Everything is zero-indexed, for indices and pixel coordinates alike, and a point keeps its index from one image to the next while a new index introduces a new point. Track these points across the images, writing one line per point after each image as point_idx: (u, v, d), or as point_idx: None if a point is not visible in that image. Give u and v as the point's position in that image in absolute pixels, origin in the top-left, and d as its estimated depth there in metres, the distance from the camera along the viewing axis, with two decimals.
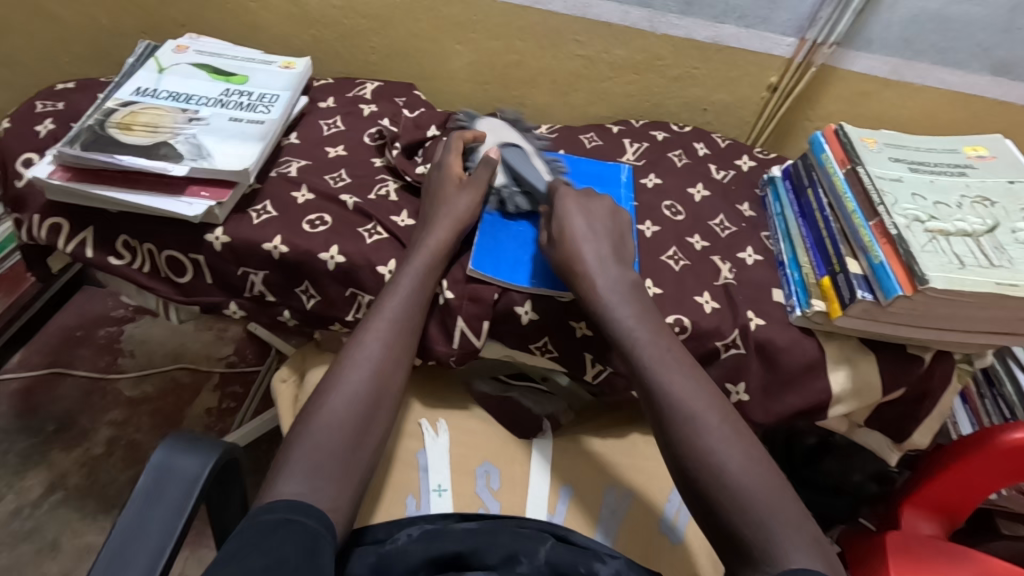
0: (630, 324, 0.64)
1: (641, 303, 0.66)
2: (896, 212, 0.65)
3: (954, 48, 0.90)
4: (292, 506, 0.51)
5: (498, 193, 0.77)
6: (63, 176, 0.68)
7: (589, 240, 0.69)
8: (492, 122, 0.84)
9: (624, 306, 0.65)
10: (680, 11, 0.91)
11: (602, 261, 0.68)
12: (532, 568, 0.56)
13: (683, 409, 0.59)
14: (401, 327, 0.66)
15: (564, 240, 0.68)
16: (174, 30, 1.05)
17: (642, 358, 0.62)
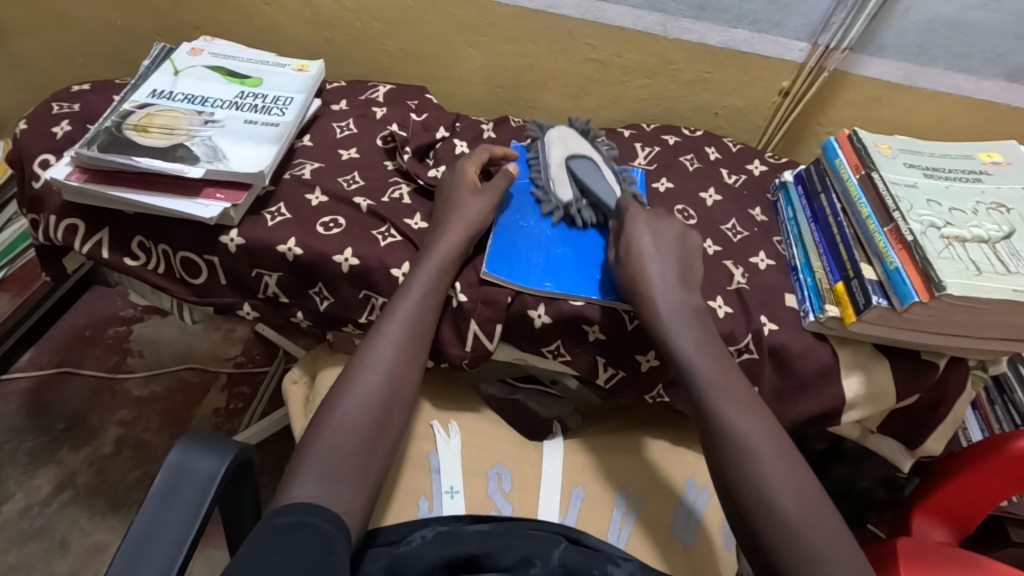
0: (689, 350, 0.64)
1: (702, 331, 0.66)
2: (911, 218, 0.65)
3: (968, 54, 0.90)
4: (307, 508, 0.51)
5: (566, 207, 0.78)
6: (80, 177, 0.69)
7: (656, 261, 0.69)
8: (562, 136, 0.85)
9: (686, 336, 0.65)
10: (693, 15, 0.91)
11: (667, 285, 0.68)
12: (546, 571, 0.56)
13: (739, 441, 0.59)
14: (418, 329, 0.66)
15: (632, 261, 0.68)
16: (187, 32, 1.06)
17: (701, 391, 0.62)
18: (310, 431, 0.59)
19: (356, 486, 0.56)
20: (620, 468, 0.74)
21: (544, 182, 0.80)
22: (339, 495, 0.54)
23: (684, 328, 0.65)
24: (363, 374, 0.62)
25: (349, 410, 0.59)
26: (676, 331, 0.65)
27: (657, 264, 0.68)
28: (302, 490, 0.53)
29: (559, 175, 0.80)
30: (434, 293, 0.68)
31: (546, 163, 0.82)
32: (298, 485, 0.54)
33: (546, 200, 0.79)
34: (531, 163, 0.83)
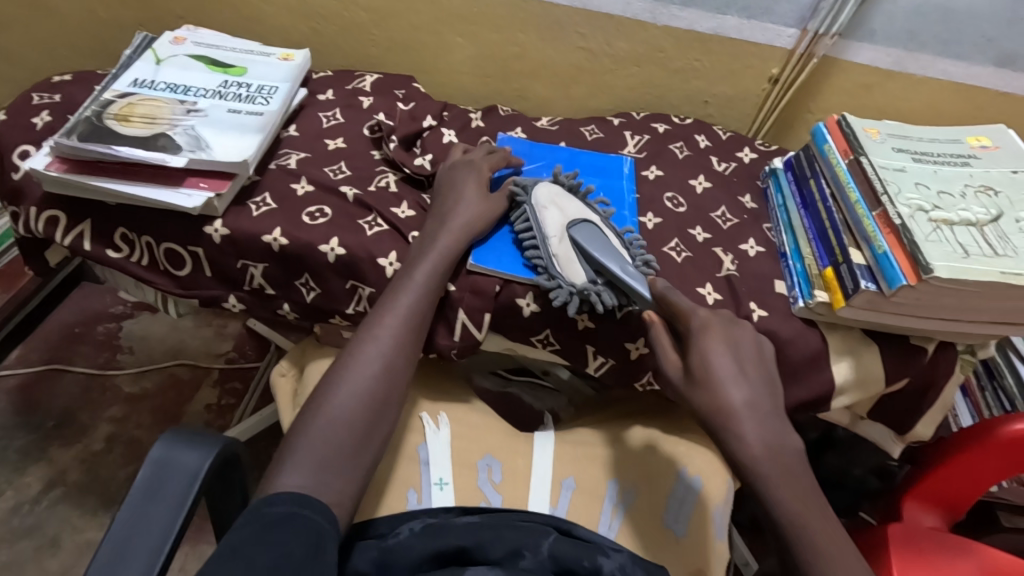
0: (788, 501, 0.56)
1: (795, 471, 0.58)
2: (899, 202, 0.65)
3: (957, 40, 0.89)
4: (298, 499, 0.51)
5: (582, 293, 0.67)
6: (60, 167, 0.68)
7: (739, 386, 0.60)
8: (552, 196, 0.73)
9: (779, 479, 0.57)
10: (682, 2, 0.91)
11: (754, 417, 0.59)
12: (536, 562, 0.55)
13: None
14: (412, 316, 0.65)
15: (711, 386, 0.60)
16: (171, 23, 1.05)
17: (802, 548, 0.55)
18: (300, 419, 0.58)
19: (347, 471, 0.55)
20: (611, 457, 0.74)
21: (547, 263, 0.69)
22: (327, 482, 0.54)
23: (778, 469, 0.57)
24: (354, 361, 0.62)
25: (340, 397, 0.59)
26: (768, 474, 0.57)
27: (739, 388, 0.60)
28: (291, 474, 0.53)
29: (563, 251, 0.69)
30: (424, 278, 0.67)
31: (544, 235, 0.70)
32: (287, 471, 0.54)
33: (555, 288, 0.68)
34: (525, 236, 0.72)
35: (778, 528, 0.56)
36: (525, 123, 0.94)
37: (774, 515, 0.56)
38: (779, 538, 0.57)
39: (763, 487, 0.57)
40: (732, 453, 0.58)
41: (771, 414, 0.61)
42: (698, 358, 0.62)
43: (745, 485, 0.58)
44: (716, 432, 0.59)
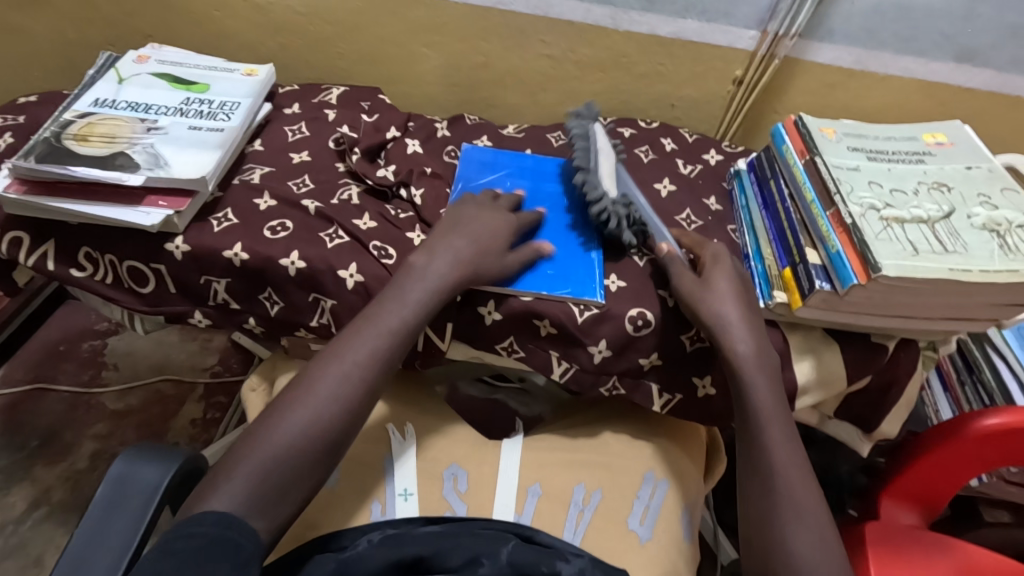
0: (764, 398, 0.62)
1: (774, 373, 0.65)
2: (851, 201, 0.66)
3: (916, 37, 0.90)
4: (228, 521, 0.50)
5: (615, 208, 0.73)
6: (18, 189, 0.68)
7: (735, 297, 0.66)
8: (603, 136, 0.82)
9: (762, 376, 0.63)
10: (642, 7, 0.91)
11: (748, 321, 0.66)
12: (493, 569, 0.55)
13: (790, 499, 0.58)
14: (395, 307, 0.64)
15: (716, 292, 0.66)
16: (140, 41, 1.05)
17: (764, 434, 0.61)
18: (251, 427, 0.57)
19: (296, 480, 0.55)
20: (576, 459, 0.74)
21: (595, 171, 0.75)
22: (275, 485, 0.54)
23: (762, 372, 0.63)
24: (324, 358, 0.61)
25: (294, 403, 0.58)
26: (752, 369, 0.63)
27: (738, 298, 0.67)
28: (232, 482, 0.53)
29: (605, 170, 0.76)
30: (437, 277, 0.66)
31: (595, 150, 0.77)
32: (228, 480, 0.53)
33: (592, 186, 0.73)
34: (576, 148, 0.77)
35: (748, 417, 0.63)
36: (491, 131, 0.94)
37: (747, 406, 0.63)
38: (745, 431, 0.63)
39: (745, 380, 0.63)
40: (726, 349, 0.64)
41: (763, 331, 0.66)
42: (708, 272, 0.69)
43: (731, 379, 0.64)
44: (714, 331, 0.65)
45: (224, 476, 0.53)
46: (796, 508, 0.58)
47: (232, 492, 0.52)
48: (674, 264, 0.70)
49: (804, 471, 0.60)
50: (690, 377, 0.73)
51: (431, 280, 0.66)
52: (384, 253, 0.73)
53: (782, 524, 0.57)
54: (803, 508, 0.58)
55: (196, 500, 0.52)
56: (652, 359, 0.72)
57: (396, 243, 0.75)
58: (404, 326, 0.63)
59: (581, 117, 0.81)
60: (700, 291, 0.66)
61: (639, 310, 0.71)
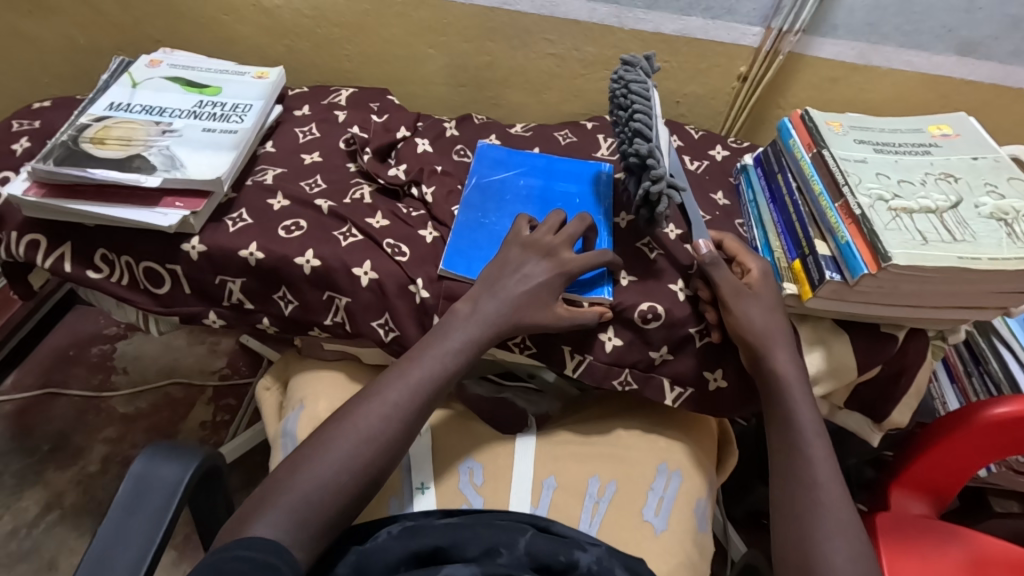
0: (804, 416, 0.64)
1: (811, 393, 0.66)
2: (859, 192, 0.67)
3: (918, 31, 0.91)
4: (272, 546, 0.50)
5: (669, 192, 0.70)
6: (38, 192, 0.69)
7: (776, 314, 0.67)
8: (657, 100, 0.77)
9: (803, 395, 0.65)
10: (647, 5, 0.92)
11: (789, 340, 0.67)
12: (512, 559, 0.56)
13: (828, 513, 0.58)
14: (443, 327, 0.66)
15: (767, 310, 0.67)
16: (150, 47, 1.07)
17: (803, 450, 0.62)
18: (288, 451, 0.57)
19: (348, 507, 0.56)
20: (590, 451, 0.75)
21: (654, 141, 0.70)
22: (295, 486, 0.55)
23: (801, 390, 0.65)
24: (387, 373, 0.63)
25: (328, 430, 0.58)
26: (793, 387, 0.65)
27: (783, 316, 0.67)
28: (274, 510, 0.53)
29: (661, 142, 0.72)
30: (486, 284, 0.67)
31: (655, 116, 0.72)
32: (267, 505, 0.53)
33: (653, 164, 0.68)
34: (637, 108, 0.71)
35: (789, 433, 0.64)
36: (499, 130, 0.95)
37: (787, 419, 0.64)
38: (782, 446, 0.64)
39: (788, 396, 0.65)
40: (773, 365, 0.65)
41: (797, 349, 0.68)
42: (758, 287, 0.68)
43: (768, 396, 0.66)
44: (756, 347, 0.66)
45: (269, 505, 0.54)
46: (837, 522, 0.58)
47: (277, 520, 0.53)
48: (720, 272, 0.68)
49: (841, 487, 0.61)
50: (700, 372, 0.74)
51: (470, 312, 0.66)
52: (397, 250, 0.74)
53: (823, 535, 0.57)
54: (844, 520, 0.58)
55: (241, 526, 0.53)
56: (663, 352, 0.73)
57: (407, 240, 0.76)
58: (435, 357, 0.64)
59: (643, 67, 0.76)
60: (745, 303, 0.67)
61: (650, 304, 0.72)
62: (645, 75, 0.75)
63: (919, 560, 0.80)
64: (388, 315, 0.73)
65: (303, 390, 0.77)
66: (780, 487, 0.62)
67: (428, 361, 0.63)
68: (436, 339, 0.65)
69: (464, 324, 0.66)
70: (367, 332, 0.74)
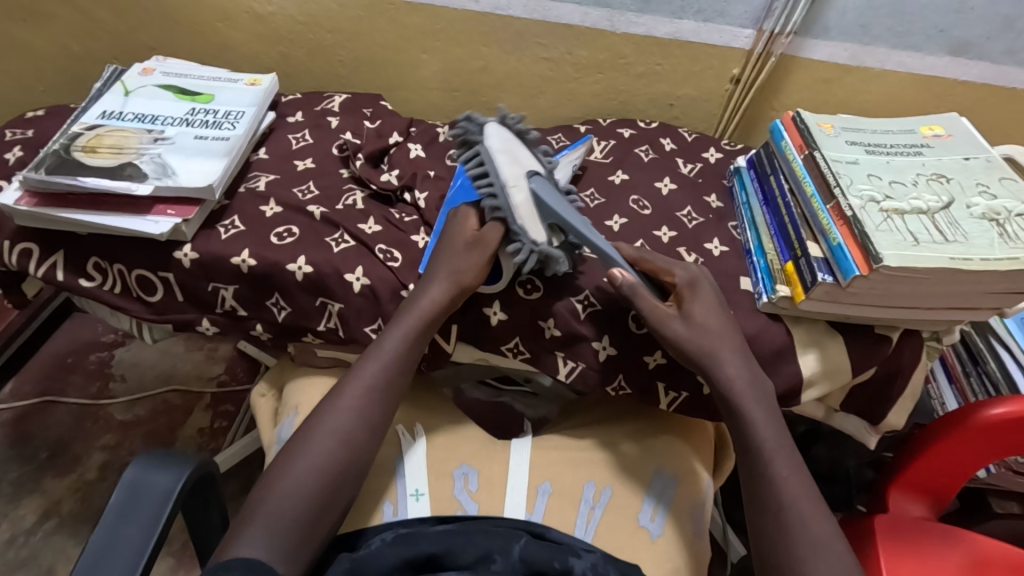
0: (760, 429, 0.64)
1: (766, 400, 0.66)
2: (851, 193, 0.66)
3: (910, 32, 0.91)
4: (252, 565, 0.49)
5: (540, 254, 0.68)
6: (29, 201, 0.69)
7: (718, 331, 0.66)
8: (506, 143, 0.73)
9: (757, 408, 0.64)
10: (638, 9, 0.93)
11: (738, 357, 0.66)
12: (507, 565, 0.56)
13: (801, 525, 0.58)
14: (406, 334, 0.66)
15: (707, 329, 0.66)
16: (145, 55, 1.07)
17: (764, 468, 0.62)
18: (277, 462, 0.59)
19: (323, 512, 0.58)
20: (587, 457, 0.74)
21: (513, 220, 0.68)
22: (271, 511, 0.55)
23: (754, 400, 0.65)
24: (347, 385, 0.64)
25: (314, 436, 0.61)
26: (747, 401, 0.64)
27: (727, 329, 0.67)
28: (254, 530, 0.54)
29: (521, 202, 0.69)
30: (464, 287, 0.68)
31: (502, 182, 0.70)
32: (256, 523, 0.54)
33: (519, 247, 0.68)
34: (484, 188, 0.70)
35: (748, 446, 0.64)
36: None
37: (745, 433, 0.64)
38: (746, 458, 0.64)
39: (743, 411, 0.64)
40: (723, 384, 0.65)
41: (749, 357, 0.67)
42: (688, 305, 0.67)
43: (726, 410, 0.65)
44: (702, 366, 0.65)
45: (245, 525, 0.55)
46: (810, 533, 0.58)
47: (258, 539, 0.53)
48: (644, 300, 0.66)
49: (810, 494, 0.61)
50: (694, 377, 0.73)
51: (422, 306, 0.67)
52: (389, 256, 0.74)
53: (799, 553, 0.57)
54: (818, 537, 0.57)
55: (225, 547, 0.54)
56: (657, 357, 0.72)
57: (400, 245, 0.76)
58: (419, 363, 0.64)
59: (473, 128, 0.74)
60: (684, 324, 0.66)
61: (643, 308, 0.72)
62: (476, 139, 0.73)
63: (920, 563, 0.80)
64: (381, 320, 0.73)
65: (297, 397, 0.77)
66: (752, 507, 0.62)
67: (390, 359, 0.66)
68: (394, 335, 0.66)
69: (418, 321, 0.67)
70: (360, 337, 0.73)
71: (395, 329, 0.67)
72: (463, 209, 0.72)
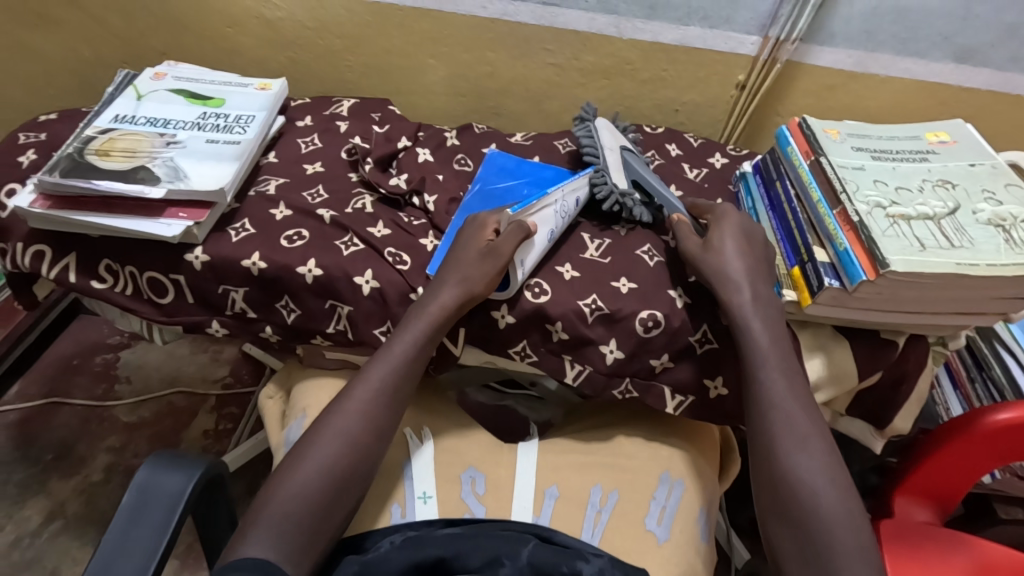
0: (764, 340, 0.64)
1: (774, 318, 0.66)
2: (857, 199, 0.67)
3: (915, 39, 0.92)
4: (261, 565, 0.49)
5: (622, 199, 0.80)
6: (43, 204, 0.70)
7: (730, 250, 0.69)
8: (609, 126, 0.89)
9: (762, 323, 0.65)
10: (645, 15, 0.93)
11: (750, 276, 0.67)
12: (514, 570, 0.56)
13: (794, 436, 0.60)
14: (420, 335, 0.67)
15: (720, 252, 0.68)
16: (155, 60, 1.08)
17: (759, 375, 0.63)
18: (288, 463, 0.60)
19: (328, 515, 0.58)
20: (592, 461, 0.75)
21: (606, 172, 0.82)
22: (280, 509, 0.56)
23: (761, 314, 0.65)
24: (358, 384, 0.65)
25: (322, 438, 0.61)
26: (751, 315, 0.65)
27: (743, 253, 0.69)
28: (259, 531, 0.55)
29: (614, 160, 0.83)
30: (473, 292, 0.68)
31: (600, 146, 0.84)
32: (261, 528, 0.55)
33: (601, 187, 0.81)
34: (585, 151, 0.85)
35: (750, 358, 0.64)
36: (499, 139, 0.96)
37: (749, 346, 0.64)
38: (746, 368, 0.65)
39: (748, 325, 0.65)
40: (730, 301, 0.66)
41: (761, 274, 0.68)
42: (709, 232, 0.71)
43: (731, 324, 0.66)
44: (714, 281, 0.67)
45: (252, 527, 0.55)
46: (804, 448, 0.60)
47: (265, 540, 0.54)
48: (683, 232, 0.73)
49: (807, 410, 0.62)
50: (701, 380, 0.74)
51: (432, 312, 0.68)
52: (399, 259, 0.75)
53: (784, 451, 0.60)
54: (806, 440, 0.60)
55: (232, 549, 0.54)
56: (663, 360, 0.73)
57: (409, 249, 0.77)
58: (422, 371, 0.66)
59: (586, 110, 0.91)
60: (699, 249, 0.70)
61: (650, 312, 0.72)
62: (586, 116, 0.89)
63: (927, 566, 0.80)
64: (389, 323, 0.73)
65: (305, 399, 0.77)
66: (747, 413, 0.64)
67: (400, 363, 0.66)
68: (403, 340, 0.67)
69: (427, 326, 0.67)
70: (369, 340, 0.74)
71: (405, 333, 0.67)
72: (481, 217, 0.74)
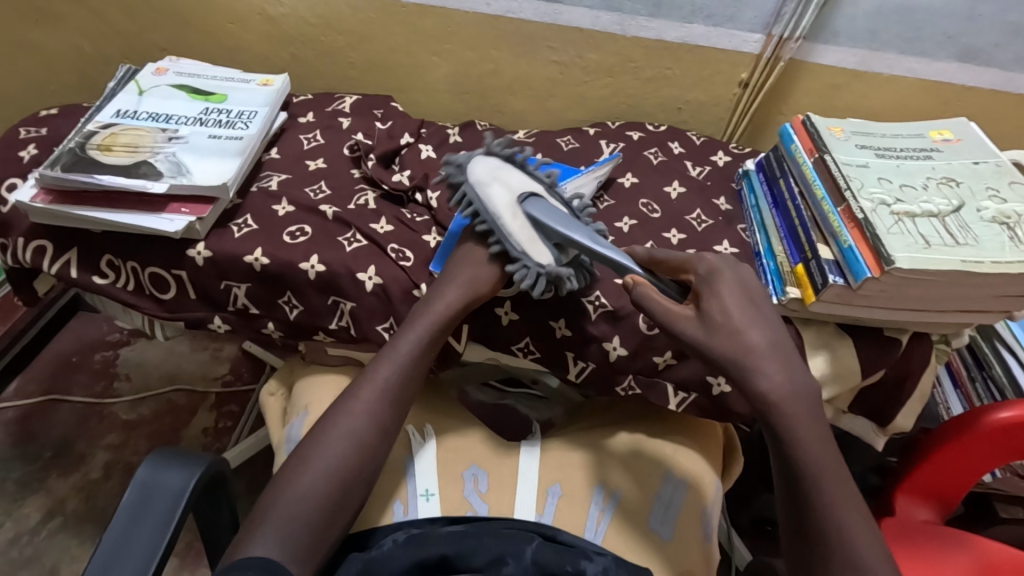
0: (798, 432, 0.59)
1: (812, 404, 0.60)
2: (862, 197, 0.67)
3: (919, 38, 0.92)
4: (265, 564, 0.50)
5: (548, 275, 0.68)
6: (45, 199, 0.70)
7: (749, 327, 0.62)
8: (491, 172, 0.72)
9: (796, 413, 0.59)
10: (649, 13, 0.93)
11: (775, 354, 0.61)
12: (518, 568, 0.56)
13: (831, 530, 0.56)
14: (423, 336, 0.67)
15: (733, 329, 0.61)
16: (157, 55, 1.08)
17: (797, 463, 0.59)
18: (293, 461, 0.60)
19: (334, 514, 0.58)
20: (596, 460, 0.75)
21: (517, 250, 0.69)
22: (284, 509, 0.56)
23: (796, 405, 0.59)
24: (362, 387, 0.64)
25: (327, 439, 0.61)
26: (785, 406, 0.59)
27: (760, 326, 0.62)
28: (265, 530, 0.54)
29: (520, 230, 0.69)
30: (478, 290, 0.68)
31: (495, 214, 0.70)
32: (267, 527, 0.55)
33: (523, 273, 0.68)
34: (477, 225, 0.71)
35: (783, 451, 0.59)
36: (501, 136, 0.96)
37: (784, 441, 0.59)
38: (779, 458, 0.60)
39: (781, 419, 0.59)
40: (764, 394, 0.59)
41: (793, 351, 0.62)
42: (707, 300, 0.64)
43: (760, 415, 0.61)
44: (736, 371, 0.61)
45: (258, 526, 0.55)
46: (849, 544, 0.55)
47: (271, 539, 0.54)
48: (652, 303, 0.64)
49: (853, 497, 0.57)
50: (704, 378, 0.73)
51: (437, 309, 0.67)
52: (402, 256, 0.75)
53: (830, 555, 0.55)
54: (847, 536, 0.55)
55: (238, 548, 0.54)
56: (667, 357, 0.72)
57: (412, 245, 0.76)
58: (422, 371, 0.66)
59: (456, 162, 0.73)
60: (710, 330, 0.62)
61: None
62: (460, 179, 0.72)
63: (929, 565, 0.80)
64: (392, 319, 0.73)
65: (307, 396, 0.77)
66: (789, 508, 0.60)
67: (405, 362, 0.66)
68: (408, 339, 0.66)
69: (433, 324, 0.67)
70: (372, 336, 0.74)
71: (410, 331, 0.67)
72: None
